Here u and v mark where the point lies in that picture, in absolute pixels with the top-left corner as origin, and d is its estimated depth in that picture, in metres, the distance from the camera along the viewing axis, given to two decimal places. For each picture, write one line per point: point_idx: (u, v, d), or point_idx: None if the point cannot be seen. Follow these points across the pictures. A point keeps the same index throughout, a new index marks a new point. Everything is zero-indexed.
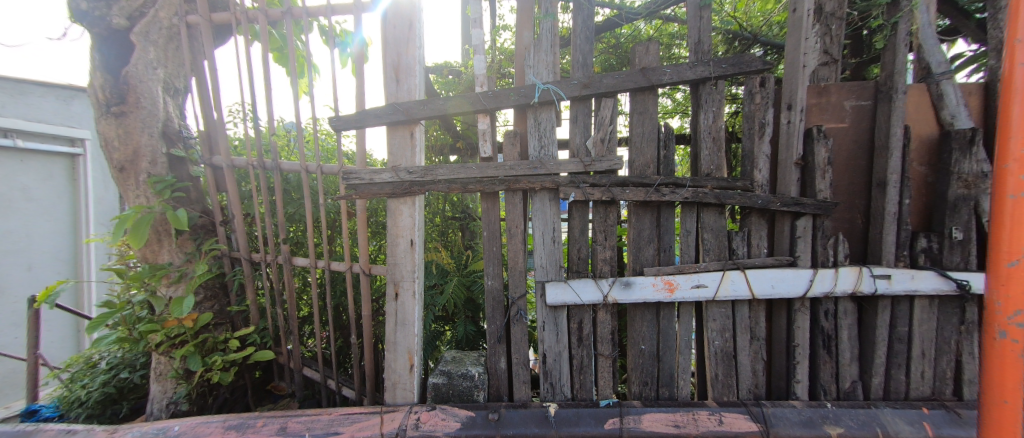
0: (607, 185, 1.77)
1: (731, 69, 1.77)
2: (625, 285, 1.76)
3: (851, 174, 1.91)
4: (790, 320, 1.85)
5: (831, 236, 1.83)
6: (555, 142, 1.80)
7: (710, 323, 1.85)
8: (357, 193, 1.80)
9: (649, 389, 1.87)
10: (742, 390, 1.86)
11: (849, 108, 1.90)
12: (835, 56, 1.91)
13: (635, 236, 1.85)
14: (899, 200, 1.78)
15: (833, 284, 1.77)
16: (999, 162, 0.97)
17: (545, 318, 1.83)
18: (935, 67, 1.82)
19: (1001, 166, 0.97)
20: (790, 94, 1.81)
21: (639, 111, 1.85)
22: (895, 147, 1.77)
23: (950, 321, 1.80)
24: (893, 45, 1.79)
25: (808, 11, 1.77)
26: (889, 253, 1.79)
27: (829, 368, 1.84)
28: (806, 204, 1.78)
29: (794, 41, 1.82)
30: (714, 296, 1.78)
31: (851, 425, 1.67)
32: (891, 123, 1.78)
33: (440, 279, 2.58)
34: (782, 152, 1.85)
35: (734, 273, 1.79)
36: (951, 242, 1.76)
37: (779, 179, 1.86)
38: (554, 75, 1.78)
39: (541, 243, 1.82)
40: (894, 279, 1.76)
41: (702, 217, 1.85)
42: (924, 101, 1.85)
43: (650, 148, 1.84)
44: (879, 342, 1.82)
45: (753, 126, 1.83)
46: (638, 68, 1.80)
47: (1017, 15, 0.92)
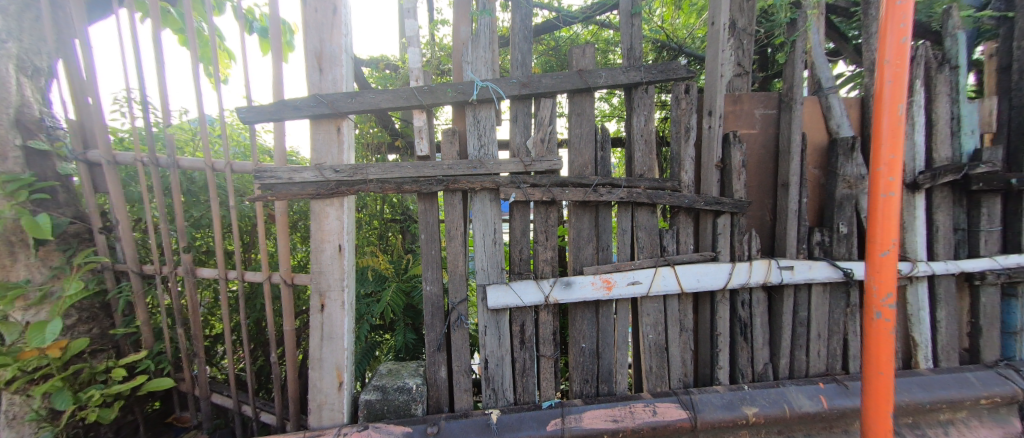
0: (546, 185, 1.77)
1: (660, 75, 1.87)
2: (565, 285, 1.78)
3: (761, 176, 2.12)
4: (713, 311, 2.01)
5: (745, 232, 2.02)
6: (494, 141, 1.76)
7: (644, 318, 1.94)
8: (273, 193, 1.61)
9: (589, 386, 1.91)
10: (673, 380, 1.97)
11: (758, 116, 2.10)
12: (746, 68, 2.12)
13: (575, 236, 1.88)
14: (798, 199, 2.01)
15: (747, 276, 1.94)
16: (873, 166, 1.12)
17: (487, 322, 1.78)
18: (825, 82, 2.09)
19: (875, 170, 1.12)
20: (710, 101, 1.96)
21: (577, 113, 1.88)
22: (795, 152, 1.99)
23: (838, 304, 2.08)
24: (792, 61, 2.01)
25: (724, 25, 1.92)
26: (791, 247, 2.02)
27: (746, 353, 2.03)
28: (725, 203, 1.94)
29: (713, 53, 1.97)
30: (647, 291, 1.87)
31: (764, 403, 1.85)
32: (791, 130, 2.00)
33: (378, 286, 2.42)
34: (705, 155, 1.99)
35: (665, 269, 1.89)
36: (839, 235, 2.02)
37: (703, 180, 2.00)
38: (492, 72, 1.74)
39: (481, 245, 1.77)
40: (796, 269, 1.98)
41: (636, 216, 1.93)
42: (816, 111, 2.12)
43: (589, 149, 1.88)
44: (785, 327, 2.04)
45: (680, 130, 1.95)
46: (575, 70, 1.83)
47: (886, 41, 1.08)
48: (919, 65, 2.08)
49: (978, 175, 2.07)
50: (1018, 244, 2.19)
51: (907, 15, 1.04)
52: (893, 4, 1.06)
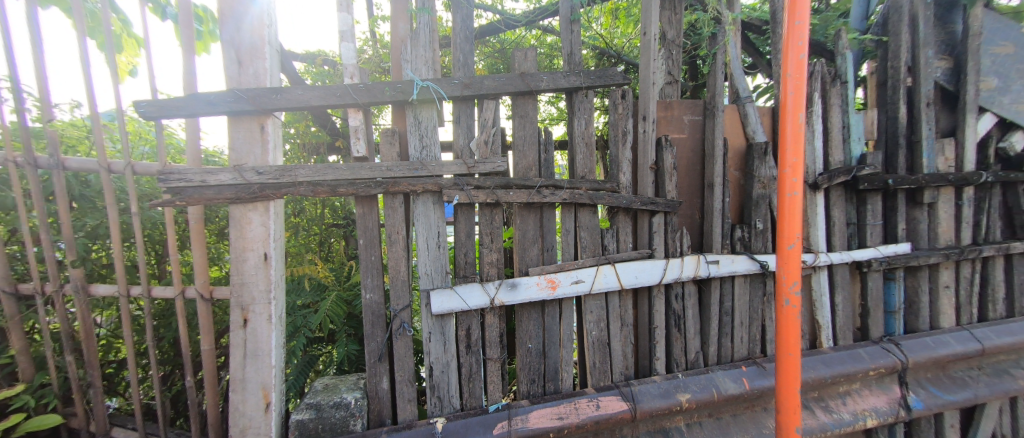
0: (490, 187, 1.76)
1: (597, 81, 1.95)
2: (510, 287, 1.78)
3: (690, 177, 2.28)
4: (650, 305, 2.13)
5: (677, 230, 2.16)
6: (437, 143, 1.73)
7: (588, 315, 2.00)
8: (184, 198, 1.45)
9: (536, 386, 1.93)
10: (615, 374, 2.06)
11: (687, 122, 2.27)
12: (677, 77, 2.33)
13: (520, 237, 1.90)
14: (722, 198, 2.20)
15: (680, 271, 2.09)
16: (780, 168, 1.25)
17: (431, 328, 1.74)
18: (742, 92, 2.30)
19: (781, 171, 1.25)
20: (644, 107, 2.08)
21: (520, 115, 1.89)
22: (718, 155, 2.17)
23: (756, 294, 2.30)
24: (715, 72, 2.20)
25: (655, 36, 2.05)
26: (717, 243, 2.19)
27: (680, 344, 2.17)
28: (659, 203, 2.06)
29: (646, 61, 2.09)
30: (590, 289, 1.94)
31: (695, 389, 2.01)
32: (715, 135, 2.18)
33: (317, 296, 2.27)
34: (640, 158, 2.11)
35: (606, 267, 1.97)
36: (756, 231, 2.24)
37: (639, 182, 2.12)
38: (433, 72, 1.70)
39: (424, 249, 1.72)
40: (721, 263, 2.17)
41: (579, 217, 1.99)
42: (735, 119, 2.33)
43: (532, 151, 1.91)
44: (713, 317, 2.21)
45: (618, 134, 2.05)
46: (517, 73, 1.85)
47: (787, 56, 1.20)
48: (817, 80, 2.36)
49: (864, 177, 2.40)
50: (895, 236, 2.57)
51: (804, 35, 1.17)
52: (792, 24, 1.19)
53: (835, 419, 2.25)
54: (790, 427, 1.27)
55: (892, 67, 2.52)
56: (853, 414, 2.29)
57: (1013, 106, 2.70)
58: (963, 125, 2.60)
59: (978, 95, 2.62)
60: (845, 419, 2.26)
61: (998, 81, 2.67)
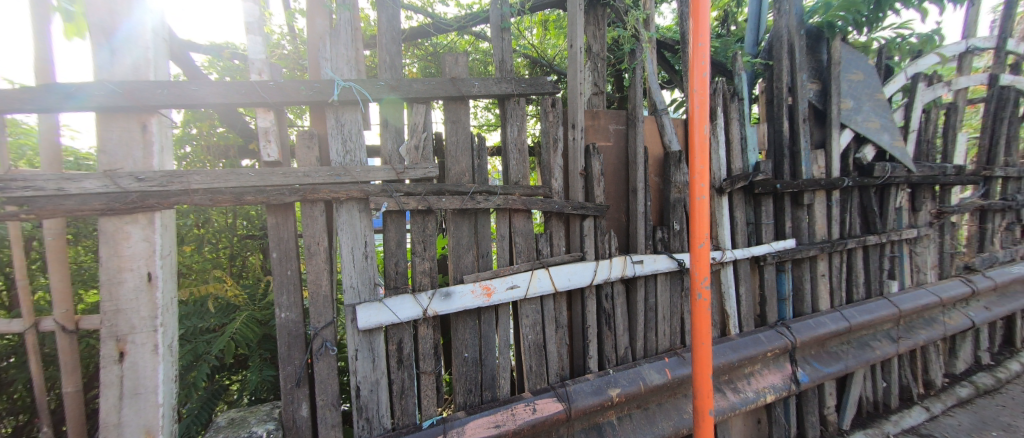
0: (422, 193, 1.70)
1: (528, 88, 1.99)
2: (444, 296, 1.74)
3: (616, 182, 2.43)
4: (583, 306, 2.22)
5: (606, 233, 2.28)
6: (362, 147, 1.63)
7: (524, 319, 2.02)
8: (32, 210, 1.19)
9: (473, 395, 1.90)
10: (551, 375, 2.10)
11: (612, 131, 2.41)
12: (601, 88, 2.46)
13: (454, 244, 1.86)
14: (644, 202, 2.37)
15: (609, 272, 2.20)
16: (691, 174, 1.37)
17: (358, 345, 1.62)
18: (659, 104, 2.51)
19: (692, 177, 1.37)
20: (572, 115, 2.18)
21: (451, 119, 1.86)
22: (640, 162, 2.34)
23: (675, 290, 2.51)
24: (635, 85, 2.37)
25: (580, 49, 2.17)
26: (641, 244, 2.36)
27: (611, 341, 2.28)
28: (589, 208, 2.16)
29: (573, 72, 2.19)
30: (525, 294, 1.96)
31: (624, 384, 2.13)
32: (637, 143, 2.35)
33: (225, 318, 1.99)
34: (570, 164, 2.19)
35: (540, 271, 2.01)
36: (674, 232, 2.46)
37: (570, 187, 2.20)
38: (357, 72, 1.62)
39: (349, 261, 1.60)
40: (645, 263, 2.33)
41: (514, 222, 2.00)
42: (654, 129, 2.54)
43: (465, 157, 1.89)
44: (639, 313, 2.37)
45: (549, 141, 2.12)
46: (448, 77, 1.82)
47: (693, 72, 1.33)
48: (719, 96, 2.66)
49: (759, 182, 2.75)
50: (783, 233, 2.98)
51: (705, 55, 1.29)
52: (696, 45, 1.32)
53: (741, 398, 2.53)
54: (704, 410, 1.40)
55: (777, 87, 2.93)
56: (755, 392, 2.60)
57: (865, 123, 3.28)
58: (830, 139, 3.11)
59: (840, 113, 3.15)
60: (749, 397, 2.56)
61: (852, 103, 3.23)
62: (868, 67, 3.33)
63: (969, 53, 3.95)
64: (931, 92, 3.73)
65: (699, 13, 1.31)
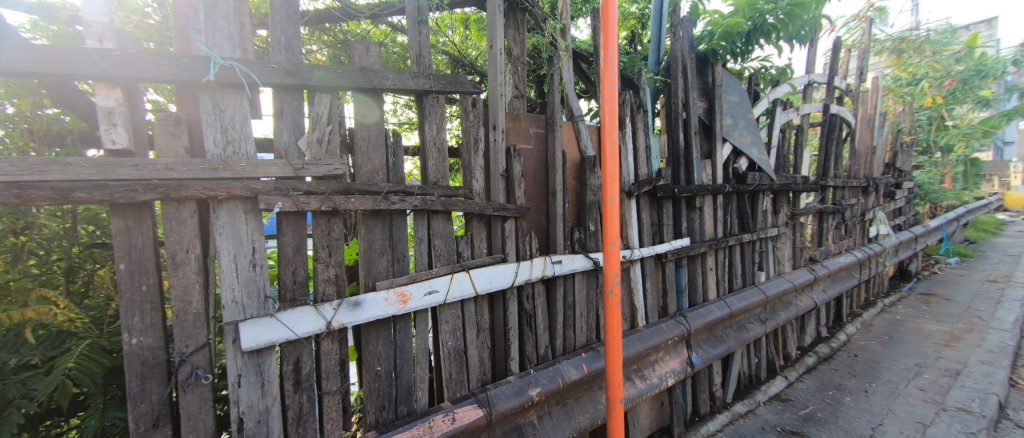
0: (326, 193, 1.52)
1: (447, 86, 1.93)
2: (353, 305, 1.59)
3: (537, 185, 2.47)
4: (504, 307, 2.22)
5: (526, 234, 2.31)
6: (248, 137, 1.41)
7: (443, 325, 1.94)
8: None
9: (386, 412, 1.76)
10: (472, 382, 2.05)
11: (533, 134, 2.46)
12: (522, 92, 2.49)
13: (366, 248, 1.70)
14: (562, 204, 2.48)
15: (529, 273, 2.24)
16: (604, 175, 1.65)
17: (243, 369, 1.38)
18: (576, 112, 2.63)
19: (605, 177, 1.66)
20: (493, 116, 2.18)
21: (362, 113, 1.71)
22: (558, 165, 2.43)
23: (591, 288, 2.65)
24: (553, 90, 2.46)
25: (499, 50, 2.19)
26: (560, 244, 2.45)
27: (531, 341, 2.31)
28: (509, 209, 2.17)
29: (493, 74, 2.20)
30: (445, 299, 1.89)
31: (544, 382, 2.18)
32: (555, 147, 2.43)
33: (57, 350, 1.54)
34: (492, 165, 2.18)
35: (461, 274, 1.96)
36: (589, 233, 2.60)
37: (491, 189, 2.19)
38: (241, 51, 1.40)
39: (231, 271, 1.36)
40: (562, 263, 2.42)
41: (432, 224, 1.91)
42: (571, 134, 2.65)
43: (378, 154, 1.75)
44: (557, 312, 2.44)
45: (470, 141, 2.09)
46: (357, 66, 1.67)
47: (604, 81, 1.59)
48: (627, 107, 2.88)
49: (661, 187, 3.04)
50: (680, 232, 3.34)
51: (613, 67, 1.57)
52: (607, 57, 1.58)
53: (647, 384, 2.77)
54: (615, 389, 1.80)
55: (674, 103, 3.28)
56: (659, 377, 2.86)
57: (741, 138, 3.85)
58: (715, 150, 3.58)
59: (722, 129, 3.64)
60: (653, 382, 2.81)
61: (731, 121, 3.77)
62: (742, 91, 3.92)
63: (811, 86, 4.90)
64: (786, 115, 4.53)
65: (608, 30, 1.55)
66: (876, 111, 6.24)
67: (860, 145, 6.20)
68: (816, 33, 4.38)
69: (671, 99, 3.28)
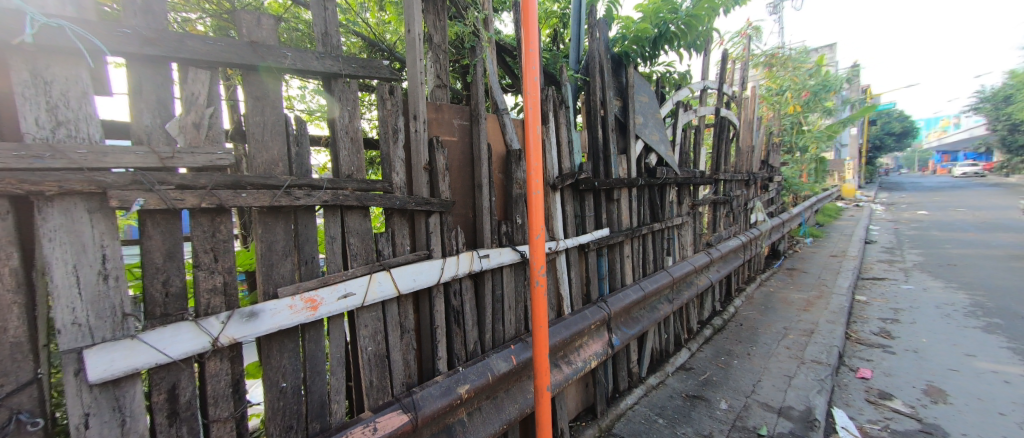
0: (208, 187, 1.30)
1: (361, 70, 1.82)
2: (248, 317, 1.39)
3: (462, 178, 2.42)
4: (430, 306, 2.14)
5: (452, 229, 2.25)
6: (89, 117, 1.12)
7: (361, 330, 1.79)
8: None
9: (294, 431, 1.57)
10: (396, 387, 1.94)
11: (456, 126, 2.40)
12: (444, 81, 2.40)
13: (264, 250, 1.49)
14: (489, 198, 2.46)
15: (456, 269, 2.19)
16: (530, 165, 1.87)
17: (93, 406, 1.12)
18: (500, 105, 2.62)
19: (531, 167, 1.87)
20: (413, 106, 2.07)
21: (253, 95, 1.49)
22: (484, 158, 2.41)
23: (518, 280, 2.68)
24: (476, 81, 2.42)
25: (418, 36, 2.08)
26: (487, 239, 2.43)
27: (460, 338, 2.27)
28: (433, 204, 2.08)
29: (412, 61, 2.08)
30: (363, 302, 1.75)
31: (473, 378, 2.15)
32: (480, 140, 2.40)
33: None
34: (413, 157, 2.08)
35: (381, 273, 1.83)
36: (515, 226, 2.63)
37: (413, 182, 2.09)
38: (75, 10, 1.12)
39: (70, 285, 1.08)
40: (490, 256, 2.41)
41: (346, 221, 1.75)
42: (497, 127, 2.64)
43: (277, 143, 1.54)
44: (486, 306, 2.43)
45: (387, 131, 1.97)
46: (245, 40, 1.45)
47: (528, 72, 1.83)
48: (549, 102, 2.96)
49: (582, 180, 3.19)
50: (600, 223, 3.55)
51: (535, 61, 1.82)
52: (529, 51, 1.82)
53: (573, 368, 2.91)
54: (543, 372, 1.97)
55: (592, 100, 3.46)
56: (583, 361, 3.02)
57: (650, 135, 4.21)
58: (630, 146, 3.86)
59: (634, 127, 3.94)
60: (578, 366, 2.95)
61: (643, 119, 4.09)
62: (650, 93, 4.28)
63: (705, 91, 5.54)
64: (687, 116, 5.06)
65: (530, 30, 1.80)
66: (755, 115, 7.30)
67: (743, 144, 7.21)
68: (709, 44, 4.95)
69: (589, 97, 3.44)
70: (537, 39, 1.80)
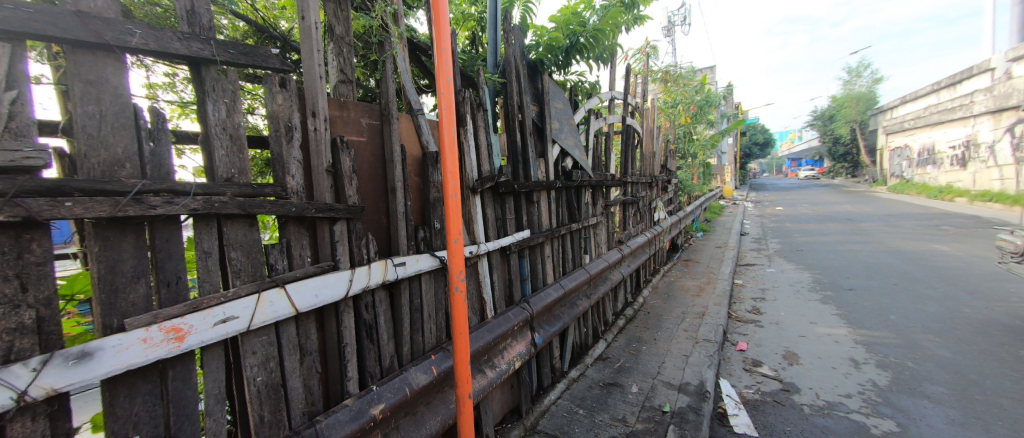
0: (11, 196, 1.01)
1: (242, 57, 1.59)
2: (77, 359, 1.09)
3: (373, 181, 2.25)
4: (338, 322, 1.94)
5: (362, 237, 2.07)
6: None
7: (248, 358, 1.55)
8: None
9: None
10: (295, 418, 1.71)
11: (365, 125, 2.22)
12: (349, 76, 2.20)
13: (105, 272, 1.21)
14: (404, 202, 2.33)
15: (367, 280, 2.02)
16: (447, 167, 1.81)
17: None
18: (414, 105, 2.50)
19: (448, 169, 1.81)
20: (311, 102, 1.86)
21: (85, 77, 1.19)
22: (396, 160, 2.27)
23: (438, 287, 2.59)
24: (385, 78, 2.28)
25: (315, 24, 1.89)
26: (403, 245, 2.29)
27: (373, 354, 2.10)
28: (338, 210, 1.89)
29: (307, 51, 1.88)
30: (248, 325, 1.51)
31: (388, 396, 2.00)
32: (392, 141, 2.26)
33: None
34: (313, 159, 1.87)
35: (273, 291, 1.60)
36: (434, 230, 2.53)
37: (313, 187, 1.88)
38: None
39: None
40: (407, 264, 2.27)
41: (224, 232, 1.50)
42: (410, 127, 2.51)
43: (123, 140, 1.26)
44: (403, 317, 2.29)
45: (279, 129, 1.74)
46: (69, 9, 1.16)
47: (441, 71, 1.77)
48: (466, 104, 2.91)
49: (502, 182, 3.21)
50: (521, 225, 3.60)
51: (447, 61, 1.77)
52: (440, 50, 1.77)
53: (497, 372, 2.89)
54: (464, 380, 1.92)
55: (510, 104, 3.51)
56: (507, 363, 3.03)
57: (566, 140, 4.42)
58: (547, 150, 3.99)
59: (551, 131, 4.09)
60: (502, 368, 2.95)
61: (558, 124, 4.27)
62: (564, 100, 4.50)
63: (613, 100, 6.02)
64: (597, 123, 5.42)
65: (441, 28, 1.75)
66: (655, 124, 8.15)
67: (647, 150, 7.99)
68: (614, 58, 5.39)
69: (507, 101, 3.47)
70: (449, 38, 1.76)
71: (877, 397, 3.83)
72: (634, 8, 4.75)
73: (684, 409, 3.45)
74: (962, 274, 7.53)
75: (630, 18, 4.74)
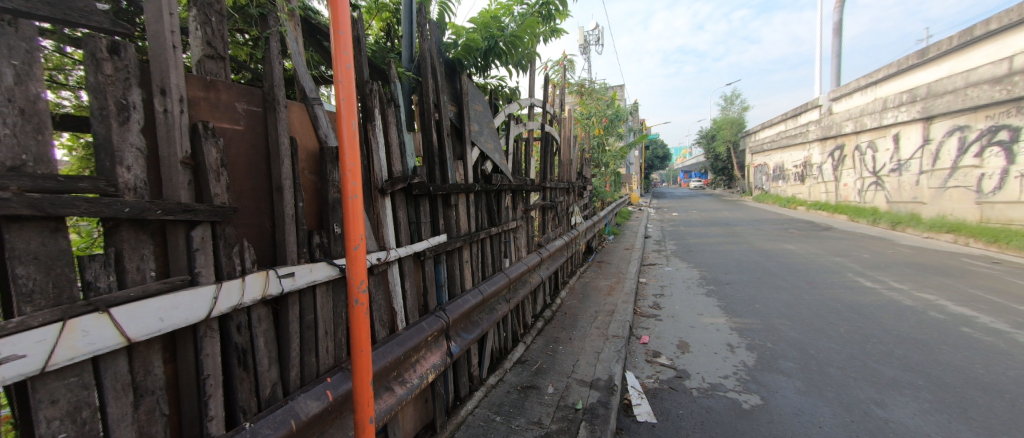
0: None
1: (46, 8, 1.21)
2: None
3: (252, 178, 1.90)
4: (197, 350, 1.58)
5: (234, 244, 1.72)
6: None
7: (43, 410, 1.15)
8: None
9: None
10: None
11: (241, 111, 1.87)
12: (220, 51, 1.82)
13: None
14: (294, 203, 2.01)
15: (239, 296, 1.68)
16: (347, 165, 1.59)
17: None
18: (308, 93, 2.19)
19: (349, 167, 1.59)
20: (159, 77, 1.49)
21: None
22: (284, 155, 1.95)
23: (337, 300, 2.29)
24: (269, 58, 1.95)
25: None
26: (291, 253, 1.97)
27: (247, 384, 1.76)
28: (198, 211, 1.53)
29: (155, 13, 1.50)
30: (43, 367, 1.12)
31: (266, 432, 1.68)
32: (278, 131, 1.94)
33: None
34: (163, 147, 1.50)
35: (89, 318, 1.22)
36: (333, 236, 2.24)
37: (162, 182, 1.50)
38: None
39: None
40: (296, 275, 1.95)
41: (6, 241, 1.09)
42: (304, 117, 2.19)
43: None
44: (292, 336, 1.97)
45: (107, 107, 1.35)
46: None
47: (338, 55, 1.54)
48: (375, 97, 2.66)
49: (415, 184, 3.01)
50: (437, 229, 3.42)
51: (346, 45, 1.55)
52: (337, 32, 1.54)
53: (407, 387, 2.68)
54: (366, 404, 1.69)
55: (425, 101, 3.33)
56: (419, 376, 2.83)
57: (485, 143, 4.36)
58: (466, 152, 3.88)
59: (470, 133, 3.98)
60: (413, 383, 2.74)
61: (477, 126, 4.20)
62: (483, 102, 4.44)
63: (532, 107, 6.15)
64: (518, 128, 5.47)
65: (339, 9, 1.52)
66: (571, 133, 8.59)
67: (564, 158, 8.37)
68: (534, 66, 5.51)
69: (422, 98, 3.28)
70: (348, 20, 1.54)
71: (747, 376, 4.46)
72: (551, 20, 4.91)
73: (595, 405, 3.59)
74: (805, 268, 9.25)
75: (547, 29, 4.89)
